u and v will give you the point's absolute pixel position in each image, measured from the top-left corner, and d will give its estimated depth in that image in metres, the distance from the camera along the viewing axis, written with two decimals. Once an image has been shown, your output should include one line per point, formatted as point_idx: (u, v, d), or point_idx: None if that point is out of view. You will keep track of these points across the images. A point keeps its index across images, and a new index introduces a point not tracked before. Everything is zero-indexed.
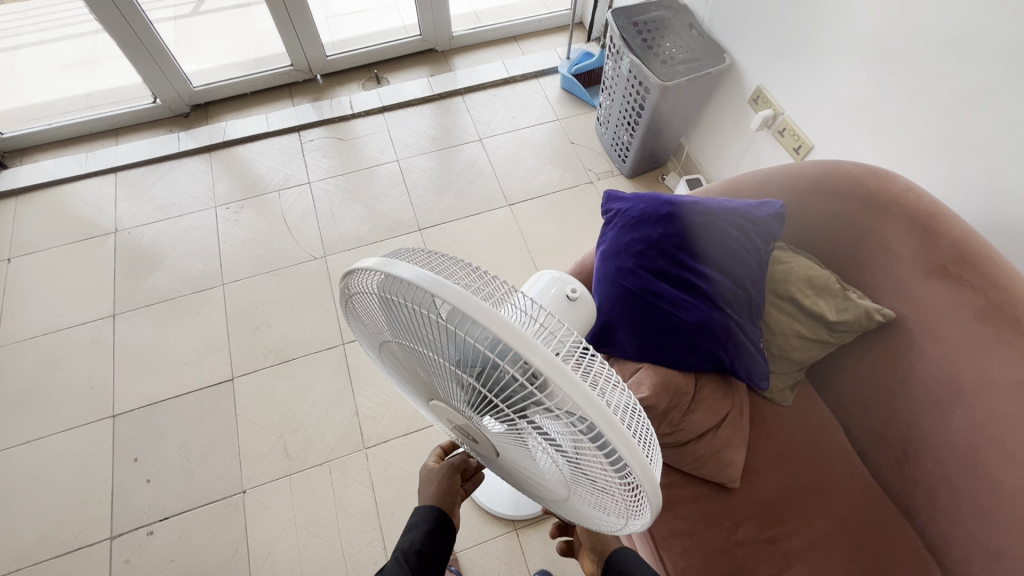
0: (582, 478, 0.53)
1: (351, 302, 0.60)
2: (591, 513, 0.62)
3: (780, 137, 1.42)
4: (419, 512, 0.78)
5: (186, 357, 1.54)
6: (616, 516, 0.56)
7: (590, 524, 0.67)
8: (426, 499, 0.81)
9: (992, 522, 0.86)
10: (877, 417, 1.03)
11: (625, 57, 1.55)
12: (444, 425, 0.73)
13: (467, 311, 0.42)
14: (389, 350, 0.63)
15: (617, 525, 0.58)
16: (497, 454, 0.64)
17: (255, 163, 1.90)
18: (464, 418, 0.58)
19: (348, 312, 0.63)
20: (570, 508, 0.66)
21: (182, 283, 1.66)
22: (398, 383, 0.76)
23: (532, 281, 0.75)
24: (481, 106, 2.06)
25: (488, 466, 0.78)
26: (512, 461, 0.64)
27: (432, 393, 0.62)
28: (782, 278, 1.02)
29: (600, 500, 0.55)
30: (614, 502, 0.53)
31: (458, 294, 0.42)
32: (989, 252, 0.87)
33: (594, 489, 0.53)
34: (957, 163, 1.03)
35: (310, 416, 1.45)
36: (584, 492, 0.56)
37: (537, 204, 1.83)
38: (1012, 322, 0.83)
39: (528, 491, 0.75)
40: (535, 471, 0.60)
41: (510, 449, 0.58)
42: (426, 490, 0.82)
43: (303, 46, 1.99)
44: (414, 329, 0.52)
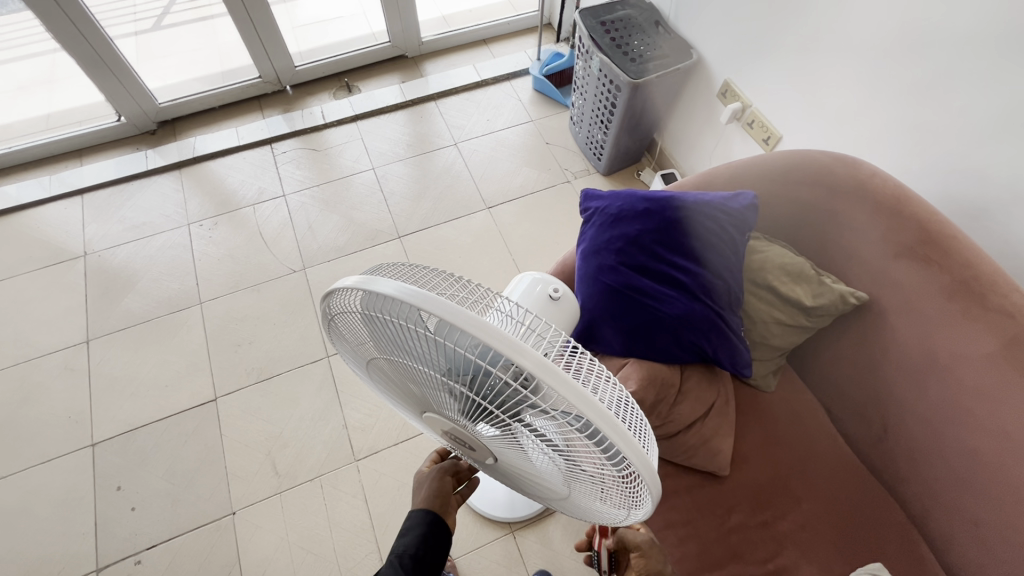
0: (582, 475, 0.53)
1: (333, 322, 0.59)
2: (592, 508, 0.62)
3: (749, 129, 1.45)
4: (412, 516, 0.77)
5: (167, 380, 1.50)
6: (617, 508, 0.56)
7: (592, 519, 0.67)
8: (417, 503, 0.79)
9: (971, 491, 0.89)
10: (856, 397, 1.05)
11: (595, 56, 1.57)
12: (438, 434, 0.72)
13: (455, 321, 0.42)
14: (376, 366, 0.63)
15: (619, 517, 0.58)
16: (494, 458, 0.64)
17: (227, 178, 1.87)
18: (458, 427, 0.58)
19: (333, 333, 0.62)
20: (571, 505, 0.66)
21: (158, 304, 1.62)
22: (387, 397, 0.75)
23: (515, 283, 0.75)
24: (454, 111, 2.06)
25: (485, 472, 0.77)
26: (510, 464, 0.64)
27: (424, 406, 0.61)
28: (758, 267, 1.04)
29: (599, 494, 0.56)
30: (613, 495, 0.53)
31: (443, 305, 0.43)
32: (953, 232, 0.91)
33: (593, 485, 0.54)
34: (917, 148, 1.07)
35: (298, 432, 1.43)
36: (584, 488, 0.56)
37: (515, 206, 1.84)
38: (977, 297, 0.87)
39: (528, 492, 0.75)
40: (534, 471, 0.60)
41: (507, 452, 0.58)
42: (417, 493, 0.81)
43: (270, 57, 1.97)
44: (401, 345, 0.52)
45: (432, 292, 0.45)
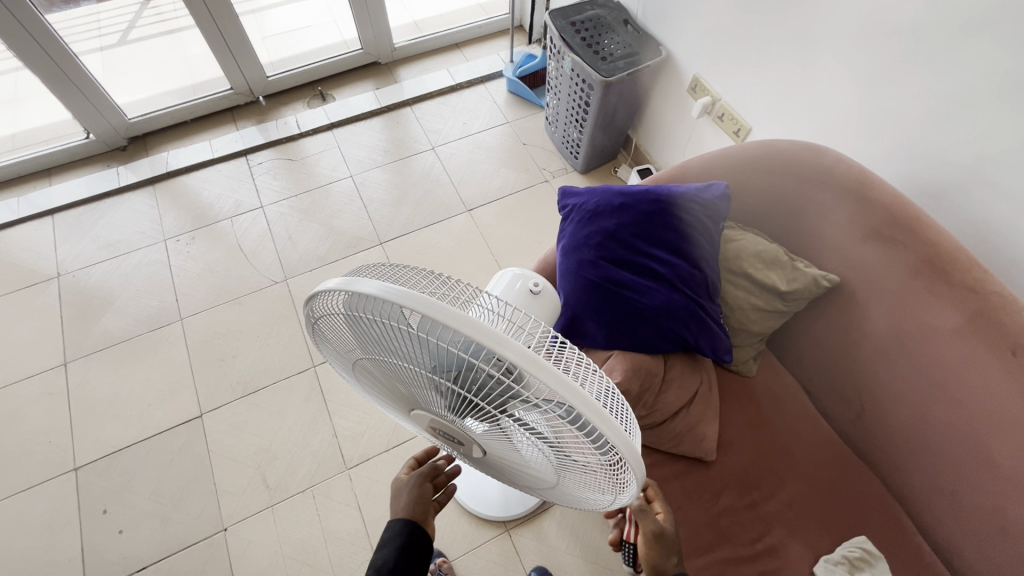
0: (570, 464, 0.54)
1: (317, 325, 0.60)
2: (582, 495, 0.63)
3: (720, 122, 1.49)
4: (392, 526, 0.77)
5: (150, 398, 1.48)
6: (605, 494, 0.58)
7: (583, 507, 0.68)
8: (397, 511, 0.79)
9: (947, 460, 0.93)
10: (834, 377, 1.08)
11: (567, 56, 1.59)
12: (427, 433, 0.73)
13: (439, 316, 0.43)
14: (363, 368, 0.63)
15: (608, 503, 0.60)
16: (484, 453, 0.65)
17: (203, 192, 1.85)
18: (447, 424, 0.59)
19: (318, 337, 0.63)
20: (563, 494, 0.67)
21: (137, 322, 1.60)
22: (375, 399, 0.76)
23: (496, 280, 0.76)
24: (430, 115, 2.06)
25: (476, 468, 0.78)
26: (500, 458, 0.65)
27: (412, 404, 0.62)
28: (734, 255, 1.07)
29: (588, 481, 0.57)
30: (601, 481, 0.55)
31: (425, 302, 0.44)
32: (916, 212, 0.94)
33: (582, 472, 0.55)
34: (879, 134, 1.11)
35: (287, 444, 1.42)
36: (573, 477, 0.57)
37: (495, 208, 1.85)
38: (943, 274, 0.91)
39: (519, 485, 0.76)
40: (523, 463, 0.61)
41: (495, 445, 0.59)
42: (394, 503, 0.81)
43: (242, 68, 1.95)
44: (385, 344, 0.52)
45: (414, 290, 0.46)
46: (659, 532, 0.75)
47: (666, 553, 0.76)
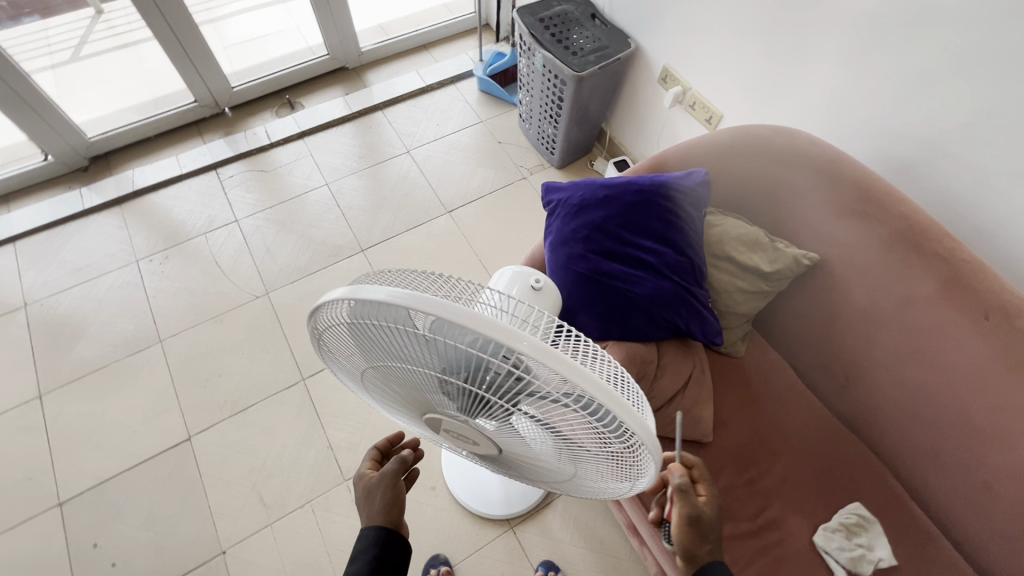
0: (584, 455, 0.55)
1: (322, 339, 0.59)
2: (600, 485, 0.63)
3: (692, 110, 1.52)
4: (366, 534, 0.75)
5: (134, 425, 1.44)
6: (623, 482, 0.58)
7: (601, 497, 0.68)
8: (369, 518, 0.75)
9: (931, 423, 0.97)
10: (818, 351, 1.12)
11: (537, 52, 1.60)
12: (440, 437, 0.73)
13: (447, 315, 0.44)
14: (371, 377, 0.63)
15: (624, 491, 0.60)
16: (499, 451, 0.65)
17: (173, 209, 1.79)
18: (460, 425, 0.59)
19: (319, 351, 0.62)
20: (581, 486, 0.68)
21: (113, 348, 1.54)
22: (385, 408, 0.76)
23: (496, 278, 0.75)
24: (403, 118, 2.05)
25: (492, 467, 0.78)
26: (515, 455, 0.65)
27: (424, 410, 0.62)
28: (717, 240, 1.09)
29: (605, 470, 0.57)
30: (618, 468, 0.55)
31: (431, 301, 0.44)
32: (887, 187, 0.98)
33: (598, 462, 0.55)
34: (844, 115, 1.15)
35: (281, 460, 1.39)
36: (590, 467, 0.58)
37: (475, 208, 1.85)
38: (915, 244, 0.95)
39: (536, 481, 0.76)
40: (539, 458, 0.61)
41: (511, 442, 0.59)
42: (363, 508, 0.77)
43: (204, 80, 1.90)
44: (392, 350, 0.52)
45: (419, 292, 0.46)
46: (693, 517, 0.66)
47: (699, 539, 0.67)
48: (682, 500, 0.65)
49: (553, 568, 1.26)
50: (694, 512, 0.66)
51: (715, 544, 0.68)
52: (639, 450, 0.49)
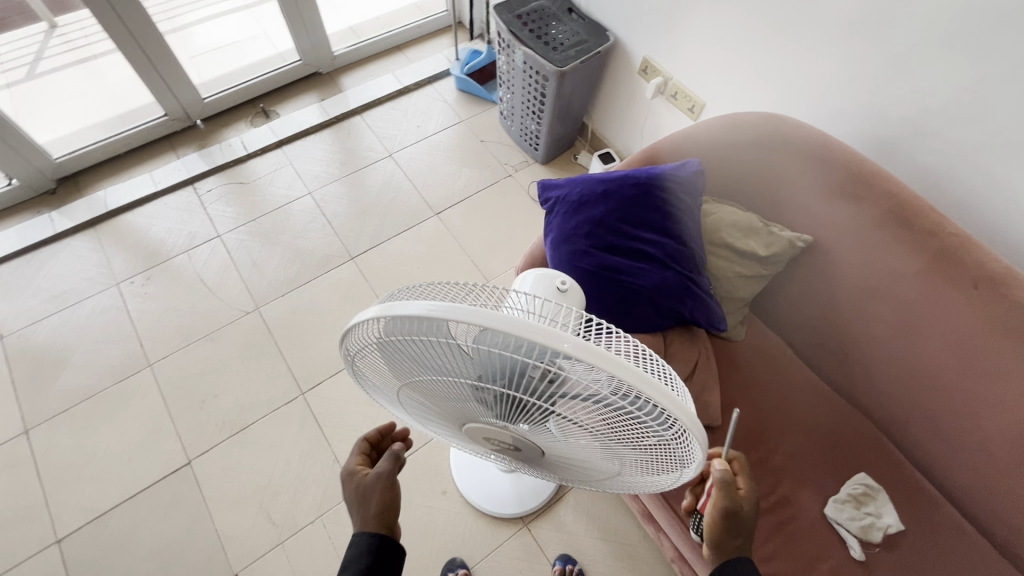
0: (628, 450, 0.55)
1: (354, 361, 0.60)
2: (645, 478, 0.63)
3: (674, 100, 1.54)
4: (358, 541, 0.71)
5: (129, 454, 1.39)
6: (670, 472, 0.57)
7: (647, 490, 0.68)
8: (362, 521, 0.72)
9: (927, 391, 1.01)
10: (815, 329, 1.15)
11: (517, 49, 1.59)
12: (478, 445, 0.72)
13: (481, 320, 0.43)
14: (405, 393, 0.63)
15: (670, 482, 0.60)
16: (540, 453, 0.65)
17: (151, 228, 1.74)
18: (501, 431, 0.59)
19: (349, 371, 0.62)
20: (626, 481, 0.67)
21: (101, 375, 1.49)
22: (419, 421, 0.75)
23: (518, 282, 0.67)
24: (382, 122, 2.02)
25: (531, 469, 0.78)
26: (557, 455, 0.65)
27: (463, 419, 0.62)
28: (713, 228, 1.11)
29: (650, 462, 0.56)
30: (664, 459, 0.54)
31: (462, 309, 0.44)
32: (872, 167, 1.02)
33: (643, 455, 0.54)
34: (826, 98, 1.18)
35: (288, 477, 1.37)
36: (635, 461, 0.57)
37: (462, 208, 1.84)
38: (903, 220, 0.98)
39: (577, 479, 0.76)
40: (582, 456, 0.61)
41: (553, 444, 0.59)
42: (353, 508, 0.74)
43: (174, 92, 1.83)
44: (426, 361, 0.52)
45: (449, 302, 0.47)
46: (732, 511, 0.66)
47: (732, 533, 0.67)
48: (724, 493, 0.65)
49: (570, 561, 1.28)
50: (734, 504, 0.66)
51: (744, 541, 0.69)
52: (685, 441, 0.49)
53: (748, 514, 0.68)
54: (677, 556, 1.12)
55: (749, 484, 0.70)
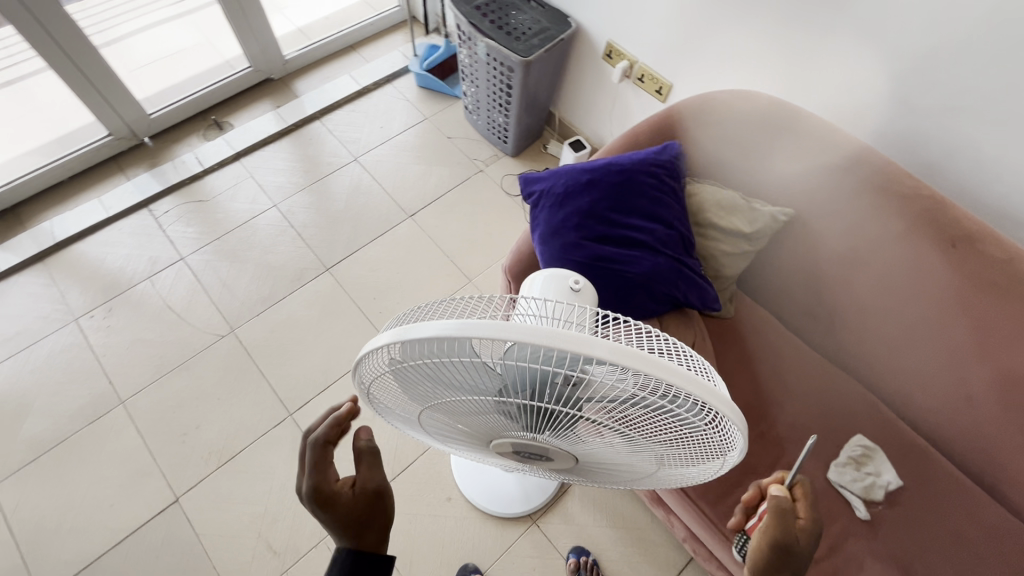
0: (664, 444, 0.53)
1: (368, 386, 0.58)
2: (679, 469, 0.62)
3: (641, 83, 1.53)
4: (347, 561, 0.63)
5: (110, 498, 1.31)
6: (708, 461, 0.56)
7: (679, 479, 0.67)
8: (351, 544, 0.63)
9: (914, 347, 1.05)
10: (803, 298, 1.17)
11: (479, 41, 1.55)
12: (500, 453, 0.71)
13: (501, 335, 0.41)
14: (423, 411, 0.61)
15: (708, 471, 0.59)
16: (569, 455, 0.63)
17: (106, 257, 1.63)
18: (529, 437, 0.57)
19: (364, 396, 0.60)
20: (657, 473, 0.66)
21: (69, 419, 1.39)
22: (436, 436, 0.73)
23: (527, 285, 0.65)
24: (343, 125, 1.95)
25: (556, 471, 0.77)
26: (586, 456, 0.63)
27: (488, 430, 0.60)
28: (697, 209, 1.12)
29: (686, 454, 0.55)
30: (700, 449, 0.53)
31: (480, 325, 0.42)
32: (844, 135, 1.04)
33: (678, 447, 0.53)
34: (792, 71, 1.19)
35: (285, 502, 1.32)
36: (670, 454, 0.56)
37: (436, 208, 1.79)
38: (880, 186, 1.00)
39: (604, 476, 0.75)
40: (612, 455, 0.60)
41: (583, 445, 0.58)
42: (333, 528, 0.62)
43: (116, 110, 1.72)
44: (445, 376, 0.50)
45: (463, 317, 0.44)
46: (784, 544, 0.60)
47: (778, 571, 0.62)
48: (774, 521, 0.61)
49: (583, 553, 1.28)
50: (787, 537, 0.61)
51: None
52: (726, 430, 0.48)
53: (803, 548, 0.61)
54: (689, 536, 1.13)
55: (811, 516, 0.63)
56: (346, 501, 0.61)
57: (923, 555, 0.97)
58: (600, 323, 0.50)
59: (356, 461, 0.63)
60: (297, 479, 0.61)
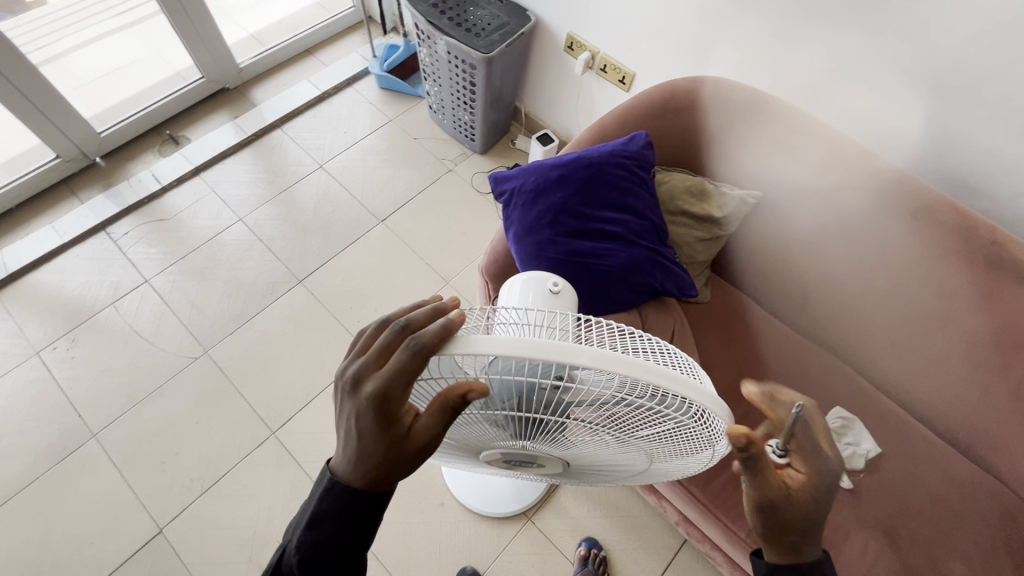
0: (655, 441, 0.54)
1: None
2: (671, 463, 0.62)
3: (604, 74, 1.53)
4: (344, 493, 0.52)
5: (89, 536, 1.26)
6: (698, 452, 0.56)
7: (672, 472, 0.67)
8: (353, 476, 0.51)
9: (883, 318, 1.08)
10: (776, 277, 1.19)
11: (438, 39, 1.53)
12: (493, 462, 0.70)
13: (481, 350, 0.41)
14: None
15: (700, 462, 0.59)
16: (562, 458, 0.63)
17: (65, 285, 1.56)
18: (520, 444, 0.57)
19: None
20: (651, 469, 0.66)
21: (38, 458, 1.34)
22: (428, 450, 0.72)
23: (507, 290, 0.65)
24: (305, 132, 1.90)
25: (551, 474, 0.77)
26: (579, 458, 0.63)
27: (479, 440, 0.60)
28: (668, 197, 1.13)
29: (676, 447, 0.56)
30: (690, 442, 0.53)
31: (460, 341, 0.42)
32: (803, 116, 1.06)
33: (668, 442, 0.53)
34: (751, 56, 1.21)
35: (274, 523, 1.29)
36: (661, 449, 0.56)
37: (407, 211, 1.77)
38: (843, 164, 1.02)
39: (600, 476, 0.75)
40: (604, 455, 0.60)
41: (574, 447, 0.58)
42: (359, 452, 0.49)
43: (63, 131, 1.64)
44: (436, 385, 0.50)
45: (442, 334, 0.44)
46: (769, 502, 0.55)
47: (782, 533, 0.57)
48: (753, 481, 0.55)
49: (595, 545, 1.29)
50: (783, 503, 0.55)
51: (802, 537, 0.58)
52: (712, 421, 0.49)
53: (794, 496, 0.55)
54: (682, 519, 1.15)
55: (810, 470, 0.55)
56: (401, 433, 0.47)
57: (905, 519, 1.00)
58: (581, 328, 0.50)
59: (432, 406, 0.46)
60: (364, 363, 0.46)
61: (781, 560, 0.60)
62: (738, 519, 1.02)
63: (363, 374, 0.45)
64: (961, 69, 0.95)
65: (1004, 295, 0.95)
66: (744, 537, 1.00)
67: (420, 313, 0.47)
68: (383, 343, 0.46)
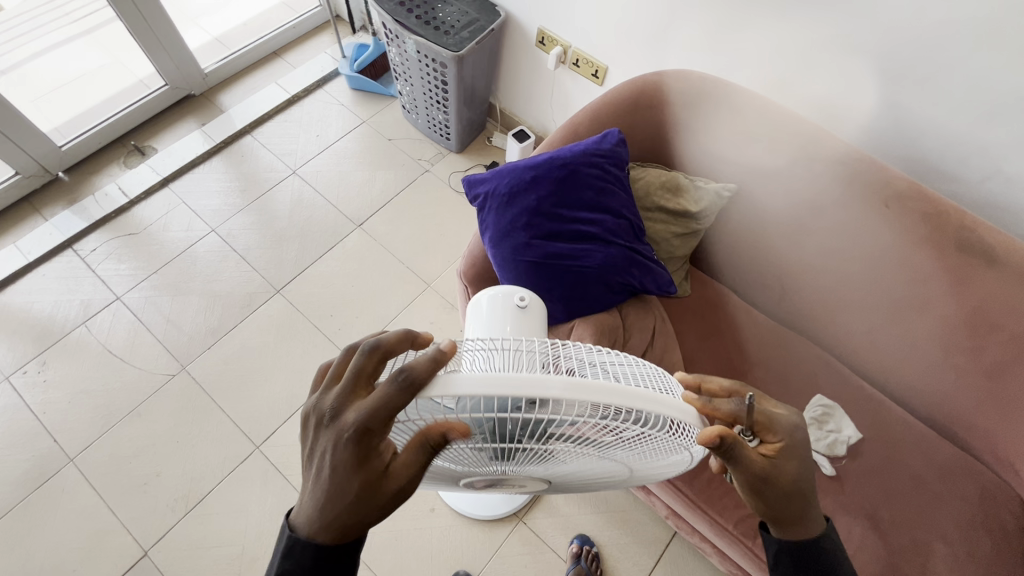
0: (633, 453, 0.54)
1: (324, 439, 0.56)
2: (653, 469, 0.62)
3: (577, 68, 1.51)
4: (307, 549, 0.49)
5: (72, 563, 1.23)
6: (676, 458, 0.57)
7: (655, 476, 0.67)
8: (319, 531, 0.49)
9: (860, 306, 1.09)
10: (754, 267, 1.20)
11: (406, 38, 1.50)
12: (477, 486, 0.68)
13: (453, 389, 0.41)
14: None
15: (679, 465, 0.60)
16: (546, 476, 0.63)
17: (32, 306, 1.51)
18: (501, 468, 0.56)
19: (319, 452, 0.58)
20: (635, 476, 0.66)
21: (13, 486, 1.30)
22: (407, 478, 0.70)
23: (474, 311, 0.64)
24: (277, 137, 1.86)
25: (537, 491, 0.76)
26: (562, 475, 0.63)
27: (460, 466, 0.58)
28: (644, 193, 1.13)
29: (654, 456, 0.56)
30: (665, 450, 0.54)
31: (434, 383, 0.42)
32: (774, 107, 1.05)
33: (645, 453, 0.54)
34: (722, 46, 1.20)
35: (263, 538, 1.28)
36: (639, 459, 0.56)
37: (385, 214, 1.74)
38: (814, 153, 1.02)
39: (584, 488, 0.74)
40: (584, 470, 0.60)
41: (555, 466, 0.57)
42: (324, 500, 0.48)
43: (22, 146, 1.58)
44: (412, 424, 0.50)
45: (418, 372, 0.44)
46: (759, 482, 0.56)
47: (784, 505, 0.58)
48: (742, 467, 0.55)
49: (587, 542, 1.29)
50: (769, 478, 0.56)
51: (807, 503, 0.58)
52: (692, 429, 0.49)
53: (777, 470, 0.56)
54: (671, 513, 1.15)
55: (780, 435, 0.56)
56: (379, 471, 0.47)
57: (887, 502, 1.01)
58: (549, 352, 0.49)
59: (412, 448, 0.46)
60: (343, 397, 0.46)
61: (793, 535, 0.60)
62: (725, 512, 1.02)
63: (343, 406, 0.46)
64: (930, 54, 0.95)
65: (975, 278, 0.96)
66: (733, 531, 1.01)
67: (392, 334, 0.48)
68: (361, 376, 0.47)
